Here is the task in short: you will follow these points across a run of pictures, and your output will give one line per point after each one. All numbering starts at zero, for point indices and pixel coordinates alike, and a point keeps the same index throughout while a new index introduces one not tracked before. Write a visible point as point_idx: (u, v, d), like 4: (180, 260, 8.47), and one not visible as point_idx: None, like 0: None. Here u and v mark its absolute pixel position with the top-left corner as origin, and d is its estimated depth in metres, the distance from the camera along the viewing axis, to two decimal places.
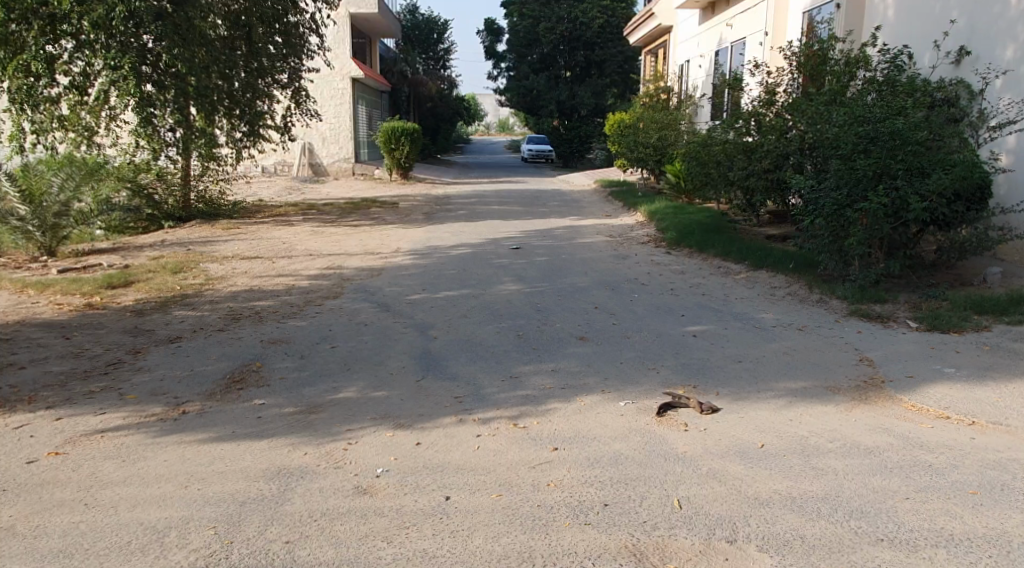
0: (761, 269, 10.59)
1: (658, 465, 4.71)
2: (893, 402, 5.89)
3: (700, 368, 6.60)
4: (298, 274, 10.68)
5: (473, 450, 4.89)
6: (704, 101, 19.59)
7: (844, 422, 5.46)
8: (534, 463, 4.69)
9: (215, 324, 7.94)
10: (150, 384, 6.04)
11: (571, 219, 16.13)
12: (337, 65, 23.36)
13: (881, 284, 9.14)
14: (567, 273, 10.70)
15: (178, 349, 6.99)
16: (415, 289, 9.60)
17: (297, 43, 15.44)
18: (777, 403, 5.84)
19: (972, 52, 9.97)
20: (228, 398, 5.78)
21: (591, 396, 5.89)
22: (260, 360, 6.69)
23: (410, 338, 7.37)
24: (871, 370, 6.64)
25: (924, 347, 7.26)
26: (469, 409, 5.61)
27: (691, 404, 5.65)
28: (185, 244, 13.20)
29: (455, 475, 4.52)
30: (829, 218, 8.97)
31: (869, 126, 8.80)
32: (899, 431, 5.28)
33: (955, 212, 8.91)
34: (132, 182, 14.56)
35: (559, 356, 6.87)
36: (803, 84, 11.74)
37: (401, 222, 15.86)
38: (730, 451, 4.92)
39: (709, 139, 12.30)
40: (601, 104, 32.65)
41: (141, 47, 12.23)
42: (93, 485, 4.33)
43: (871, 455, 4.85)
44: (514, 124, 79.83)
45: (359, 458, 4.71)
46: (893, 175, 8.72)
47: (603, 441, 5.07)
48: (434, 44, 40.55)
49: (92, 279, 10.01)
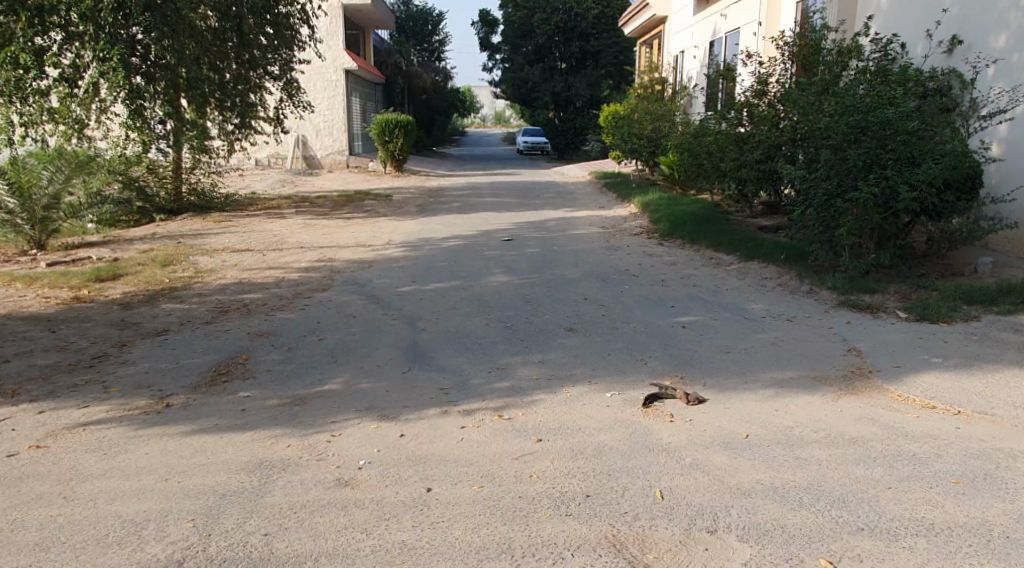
0: (753, 260, 10.59)
1: (642, 456, 4.70)
2: (880, 392, 5.88)
3: (687, 359, 6.59)
4: (288, 266, 10.66)
5: (456, 442, 4.88)
6: (698, 92, 19.49)
7: (828, 412, 5.45)
8: (518, 455, 4.68)
9: (203, 316, 7.92)
10: (135, 377, 6.03)
11: (565, 211, 16.07)
12: (330, 57, 23.30)
13: (871, 275, 9.13)
14: (557, 264, 10.70)
15: (164, 342, 6.96)
16: (406, 281, 9.57)
17: (289, 34, 15.31)
18: (763, 393, 5.83)
19: (965, 41, 9.94)
20: (213, 391, 5.75)
21: (578, 387, 5.87)
22: (246, 352, 6.68)
23: (399, 329, 7.36)
24: (859, 360, 6.62)
25: (912, 337, 7.25)
26: (454, 400, 5.60)
27: (678, 395, 5.64)
28: (176, 237, 13.17)
29: (437, 467, 4.50)
30: (820, 208, 8.96)
31: (859, 116, 8.76)
32: (884, 420, 5.28)
33: (947, 202, 8.88)
34: (123, 174, 14.54)
35: (547, 347, 6.87)
36: (796, 74, 11.72)
37: (393, 214, 15.82)
38: (714, 442, 4.91)
39: (701, 130, 12.28)
40: (596, 95, 32.34)
41: (130, 38, 12.21)
42: (73, 478, 4.31)
43: (855, 445, 4.84)
44: (512, 117, 79.73)
45: (342, 451, 4.68)
46: (884, 166, 8.70)
47: (588, 432, 5.07)
48: (429, 35, 40.46)
49: (82, 271, 10.02)
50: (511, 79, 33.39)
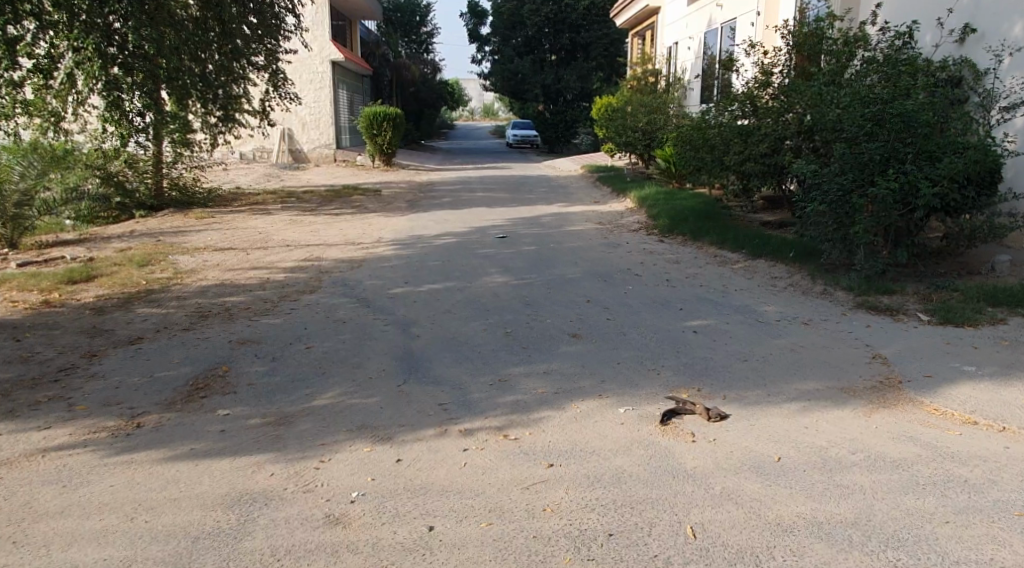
0: (760, 257, 10.14)
1: (666, 484, 4.23)
2: (914, 405, 5.43)
3: (704, 369, 6.11)
4: (272, 266, 10.14)
5: (459, 468, 4.39)
6: (693, 84, 19.04)
7: (864, 429, 5.00)
8: (527, 484, 4.21)
9: (181, 322, 7.41)
10: (103, 393, 5.50)
11: (559, 206, 15.61)
12: (316, 48, 22.68)
13: (887, 273, 8.68)
14: (556, 262, 10.24)
15: (137, 353, 6.44)
16: (397, 282, 9.08)
17: (274, 23, 14.81)
18: (789, 407, 5.36)
19: (977, 30, 9.53)
20: (189, 408, 5.25)
21: (587, 402, 5.39)
22: (227, 364, 6.17)
23: (392, 337, 6.85)
24: (887, 369, 6.17)
25: (939, 343, 6.81)
26: (455, 418, 5.11)
27: (697, 410, 5.17)
28: (157, 234, 12.63)
29: (438, 500, 4.03)
30: (833, 206, 8.49)
31: (875, 108, 8.31)
32: (924, 439, 4.84)
33: (968, 197, 8.38)
34: (101, 168, 13.98)
35: (551, 356, 6.38)
36: (799, 65, 11.17)
37: (383, 210, 15.29)
38: (744, 466, 4.45)
39: (702, 123, 11.69)
40: (587, 88, 32.02)
41: (107, 27, 11.60)
42: (26, 517, 3.80)
43: (900, 470, 4.39)
44: (500, 110, 79.25)
45: (332, 480, 4.19)
46: (902, 160, 8.24)
47: (603, 455, 4.59)
48: (417, 27, 39.92)
49: (53, 272, 9.48)
50: (501, 71, 32.85)
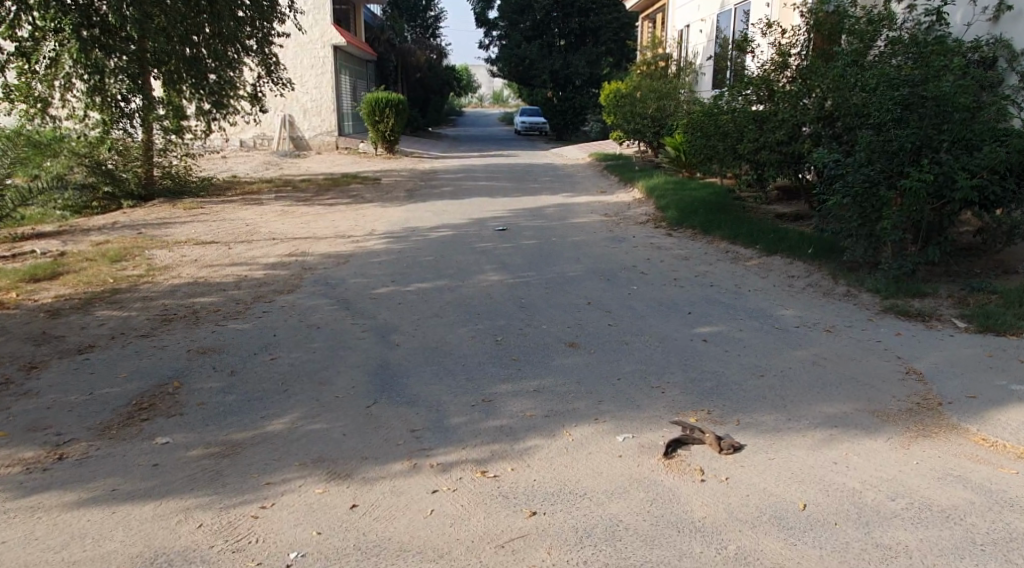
0: (776, 254, 9.38)
1: (670, 542, 3.56)
2: (958, 434, 4.69)
3: (715, 386, 5.39)
4: (252, 262, 9.46)
5: (424, 518, 3.72)
6: (705, 68, 18.20)
7: (904, 464, 4.27)
8: (503, 541, 3.57)
9: (140, 327, 6.75)
10: (31, 416, 4.84)
11: (564, 197, 14.87)
12: (315, 31, 21.93)
13: (917, 274, 7.87)
14: (557, 258, 9.52)
15: (83, 364, 5.79)
16: (384, 281, 8.38)
17: (266, 6, 13.91)
18: (816, 436, 4.62)
19: (1013, 7, 8.64)
20: (123, 435, 4.57)
21: (582, 428, 4.68)
22: (180, 379, 5.49)
23: (368, 346, 6.15)
24: (923, 387, 5.42)
25: (980, 355, 6.04)
26: (427, 448, 4.41)
27: (707, 440, 4.44)
28: (139, 226, 11.97)
29: (392, 564, 3.43)
30: (859, 198, 7.69)
31: (905, 91, 7.48)
32: (976, 480, 4.11)
33: (1006, 189, 7.43)
34: (88, 158, 13.23)
35: (543, 370, 5.66)
36: (818, 46, 10.33)
37: (380, 200, 14.61)
38: (764, 517, 3.75)
39: (714, 108, 10.76)
40: (596, 73, 31.11)
41: (87, 7, 10.97)
42: None
43: (950, 523, 3.70)
44: (509, 97, 78.49)
45: (270, 536, 3.59)
46: (936, 148, 7.43)
47: (595, 498, 3.91)
48: (423, 11, 39.27)
49: (17, 270, 8.82)
50: (508, 56, 32.08)
